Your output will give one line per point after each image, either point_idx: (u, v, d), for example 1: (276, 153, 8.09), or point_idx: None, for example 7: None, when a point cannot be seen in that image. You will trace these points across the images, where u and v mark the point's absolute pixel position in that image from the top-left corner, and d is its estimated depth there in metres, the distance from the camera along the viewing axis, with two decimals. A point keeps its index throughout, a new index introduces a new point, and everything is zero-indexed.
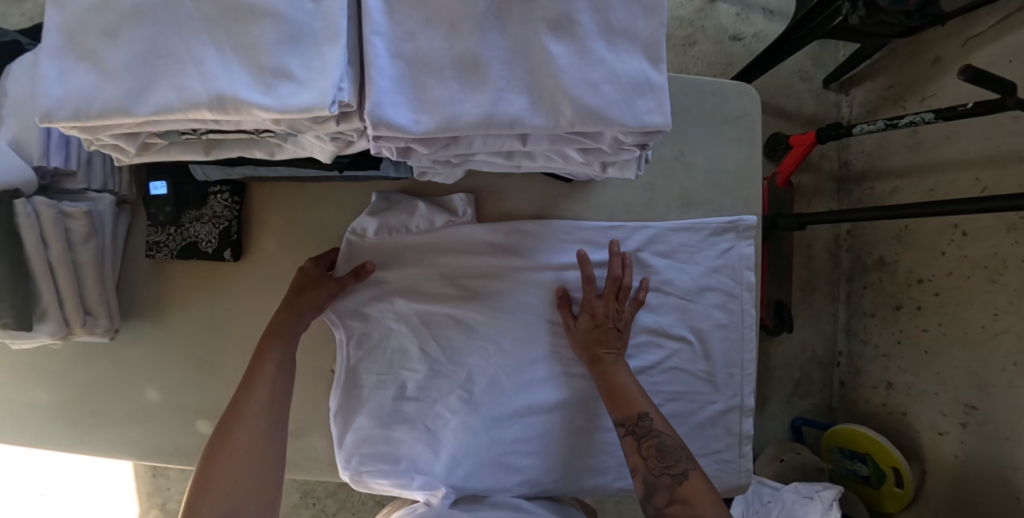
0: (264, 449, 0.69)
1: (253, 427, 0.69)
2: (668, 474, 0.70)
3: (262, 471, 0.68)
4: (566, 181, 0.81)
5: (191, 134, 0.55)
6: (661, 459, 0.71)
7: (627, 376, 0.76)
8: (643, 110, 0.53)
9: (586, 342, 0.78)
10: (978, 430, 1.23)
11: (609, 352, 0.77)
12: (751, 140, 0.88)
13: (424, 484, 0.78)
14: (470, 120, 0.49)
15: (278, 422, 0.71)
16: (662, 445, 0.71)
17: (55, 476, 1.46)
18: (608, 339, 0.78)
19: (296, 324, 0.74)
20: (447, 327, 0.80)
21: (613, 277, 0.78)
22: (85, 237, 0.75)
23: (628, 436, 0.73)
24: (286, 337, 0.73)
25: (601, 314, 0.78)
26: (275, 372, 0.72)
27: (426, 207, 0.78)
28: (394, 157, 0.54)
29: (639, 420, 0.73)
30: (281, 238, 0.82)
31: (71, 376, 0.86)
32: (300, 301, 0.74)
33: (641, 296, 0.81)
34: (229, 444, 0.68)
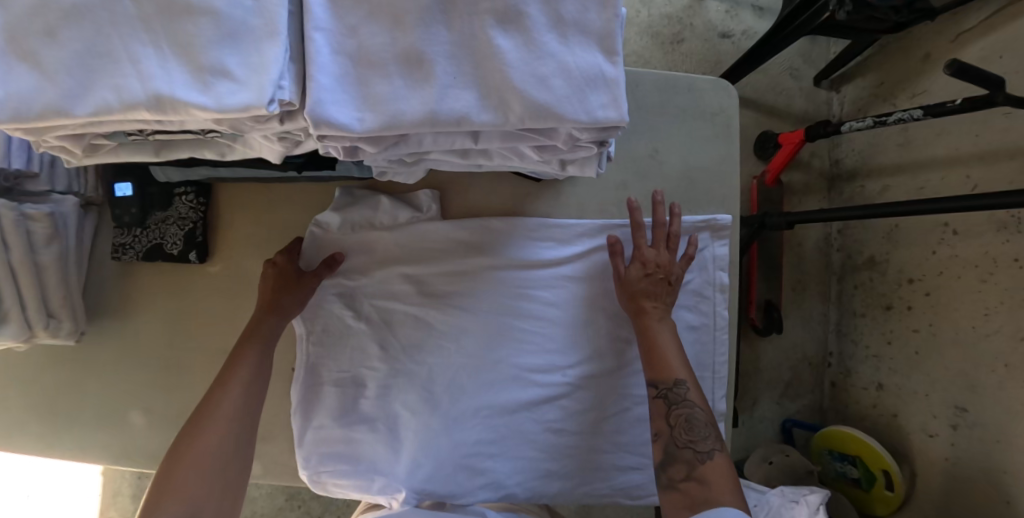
0: (234, 445, 0.66)
1: (225, 424, 0.66)
2: (692, 448, 0.70)
3: (229, 470, 0.65)
4: (536, 181, 0.79)
5: (138, 135, 0.54)
6: (688, 431, 0.71)
7: (667, 335, 0.76)
8: (596, 105, 0.52)
9: (634, 293, 0.77)
10: (967, 432, 1.21)
11: (656, 305, 0.77)
12: (727, 137, 0.86)
13: (384, 487, 0.79)
14: (415, 117, 0.48)
15: (251, 420, 0.69)
16: (692, 417, 0.72)
17: (42, 479, 1.46)
18: (657, 291, 0.78)
19: (276, 324, 0.73)
20: (411, 327, 0.79)
21: (662, 226, 0.80)
22: (48, 240, 0.74)
23: (658, 399, 0.74)
24: (264, 335, 0.72)
25: (653, 261, 0.78)
26: (256, 369, 0.70)
27: (389, 202, 0.78)
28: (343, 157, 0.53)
29: (673, 387, 0.73)
30: (248, 239, 0.81)
31: (37, 379, 0.85)
32: (282, 305, 0.73)
33: (689, 254, 0.81)
34: (200, 437, 0.64)
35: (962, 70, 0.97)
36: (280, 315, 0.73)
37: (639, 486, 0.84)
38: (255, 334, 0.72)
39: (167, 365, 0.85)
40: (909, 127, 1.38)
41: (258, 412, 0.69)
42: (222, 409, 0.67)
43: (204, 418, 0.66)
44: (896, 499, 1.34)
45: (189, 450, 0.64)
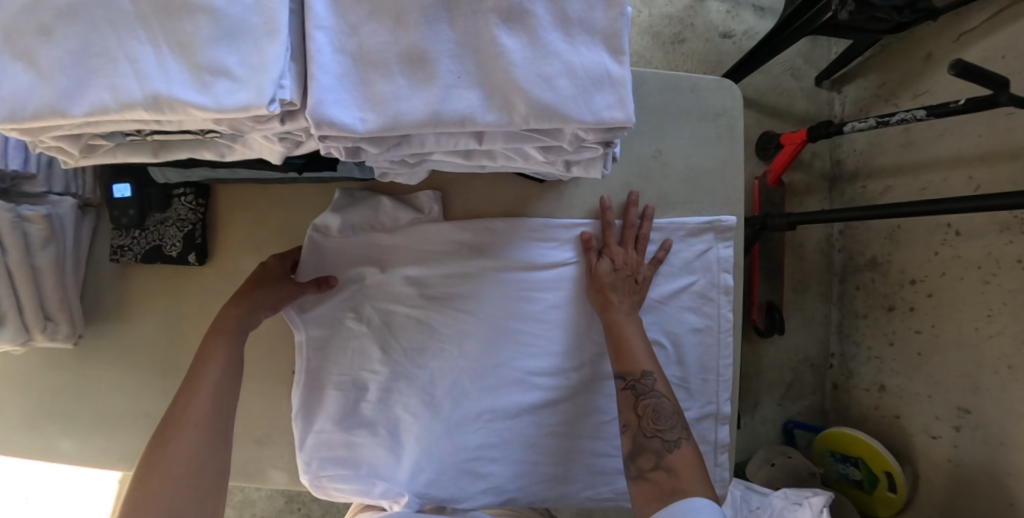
0: (208, 448, 0.62)
1: (197, 428, 0.62)
2: (660, 437, 0.69)
3: (206, 472, 0.61)
4: (538, 181, 0.79)
5: (136, 135, 0.52)
6: (656, 420, 0.70)
7: (636, 330, 0.75)
8: (602, 105, 0.51)
9: (601, 287, 0.77)
10: (970, 433, 1.21)
11: (624, 300, 0.77)
12: (732, 138, 0.86)
13: (386, 492, 0.77)
14: (417, 118, 0.48)
15: (225, 420, 0.65)
16: (659, 407, 0.71)
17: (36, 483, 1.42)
18: (624, 288, 0.78)
19: (245, 318, 0.70)
20: (412, 329, 0.77)
21: (631, 225, 0.81)
22: (45, 241, 0.73)
23: (626, 390, 0.73)
24: (232, 330, 0.69)
25: (621, 260, 0.78)
26: (224, 364, 0.67)
27: (391, 204, 0.77)
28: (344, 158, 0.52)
29: (641, 378, 0.72)
30: (247, 241, 0.80)
31: (31, 382, 0.84)
32: (255, 297, 0.71)
33: (660, 256, 0.82)
34: (171, 443, 0.60)
35: (966, 69, 0.96)
36: (245, 306, 0.70)
37: None
38: (217, 331, 0.68)
39: (166, 369, 0.84)
40: (911, 128, 1.37)
41: (231, 410, 0.65)
42: (192, 410, 0.63)
43: (173, 421, 0.62)
44: (899, 500, 1.34)
45: (160, 458, 0.60)
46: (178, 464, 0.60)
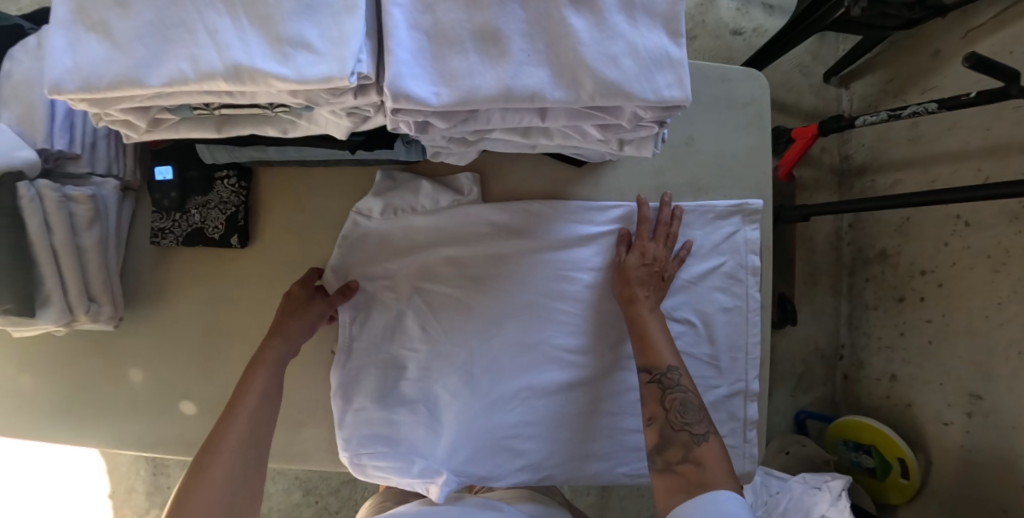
0: (241, 475, 0.66)
1: (232, 455, 0.66)
2: (687, 431, 0.69)
3: (236, 502, 0.65)
4: (577, 165, 0.81)
5: (204, 109, 0.52)
6: (682, 414, 0.70)
7: (659, 326, 0.75)
8: (663, 84, 0.54)
9: (628, 281, 0.77)
10: (982, 419, 1.24)
11: (649, 295, 0.77)
12: (761, 126, 0.88)
13: (423, 471, 0.76)
14: (490, 92, 0.49)
15: (260, 448, 0.69)
16: (686, 402, 0.71)
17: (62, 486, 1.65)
18: (650, 283, 0.78)
19: (286, 348, 0.72)
20: (450, 307, 0.77)
21: (662, 222, 0.80)
22: (89, 222, 0.74)
23: (652, 384, 0.73)
24: (274, 362, 0.71)
25: (651, 255, 0.78)
26: (262, 395, 0.70)
27: (431, 186, 0.76)
28: (412, 133, 0.53)
29: (666, 372, 0.72)
30: (286, 224, 0.80)
31: (67, 367, 0.84)
32: (285, 327, 0.73)
33: (682, 256, 0.81)
34: (208, 467, 0.65)
35: (980, 62, 0.99)
36: (281, 338, 0.72)
37: None
38: (257, 362, 0.71)
39: (201, 353, 0.83)
40: (920, 122, 1.40)
41: (265, 438, 0.69)
42: (229, 438, 0.67)
43: (213, 447, 0.66)
44: (912, 486, 1.36)
45: (198, 486, 0.63)
46: (213, 494, 0.64)
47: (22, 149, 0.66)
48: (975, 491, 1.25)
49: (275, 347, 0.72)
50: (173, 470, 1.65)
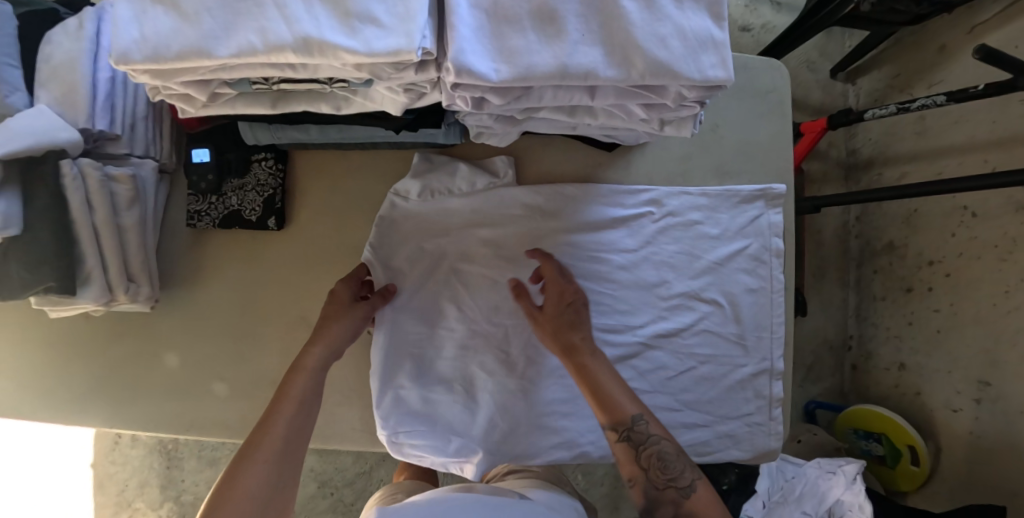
0: (274, 484, 0.65)
1: (265, 464, 0.65)
2: (673, 488, 0.69)
3: (266, 511, 0.64)
4: (608, 149, 0.83)
5: (263, 83, 0.53)
6: (664, 472, 0.69)
7: (606, 369, 0.72)
8: (707, 65, 0.56)
9: (555, 334, 0.74)
10: (990, 406, 1.26)
11: (582, 337, 0.73)
12: (782, 114, 0.90)
13: (460, 449, 0.78)
14: (547, 69, 0.51)
15: (293, 457, 0.67)
16: (663, 454, 0.70)
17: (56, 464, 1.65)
18: (572, 324, 0.74)
19: (325, 356, 0.72)
20: (486, 286, 0.79)
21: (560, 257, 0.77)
22: (130, 202, 0.75)
23: (622, 442, 0.70)
24: (311, 370, 0.71)
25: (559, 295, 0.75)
26: (299, 403, 0.69)
27: (467, 168, 0.79)
28: (467, 110, 0.55)
29: (634, 428, 0.70)
30: (322, 206, 0.81)
31: (107, 348, 0.86)
32: (329, 333, 0.72)
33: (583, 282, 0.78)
34: (241, 475, 0.63)
35: (989, 54, 1.03)
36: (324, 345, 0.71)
37: (704, 443, 0.85)
38: (300, 368, 0.71)
39: (237, 336, 0.84)
40: (926, 116, 1.43)
41: (299, 447, 0.68)
42: (265, 445, 0.66)
43: (247, 454, 0.65)
44: (921, 474, 1.40)
45: (230, 492, 0.62)
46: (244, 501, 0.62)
47: (63, 131, 0.66)
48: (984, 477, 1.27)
49: (319, 355, 0.72)
50: (185, 463, 1.67)
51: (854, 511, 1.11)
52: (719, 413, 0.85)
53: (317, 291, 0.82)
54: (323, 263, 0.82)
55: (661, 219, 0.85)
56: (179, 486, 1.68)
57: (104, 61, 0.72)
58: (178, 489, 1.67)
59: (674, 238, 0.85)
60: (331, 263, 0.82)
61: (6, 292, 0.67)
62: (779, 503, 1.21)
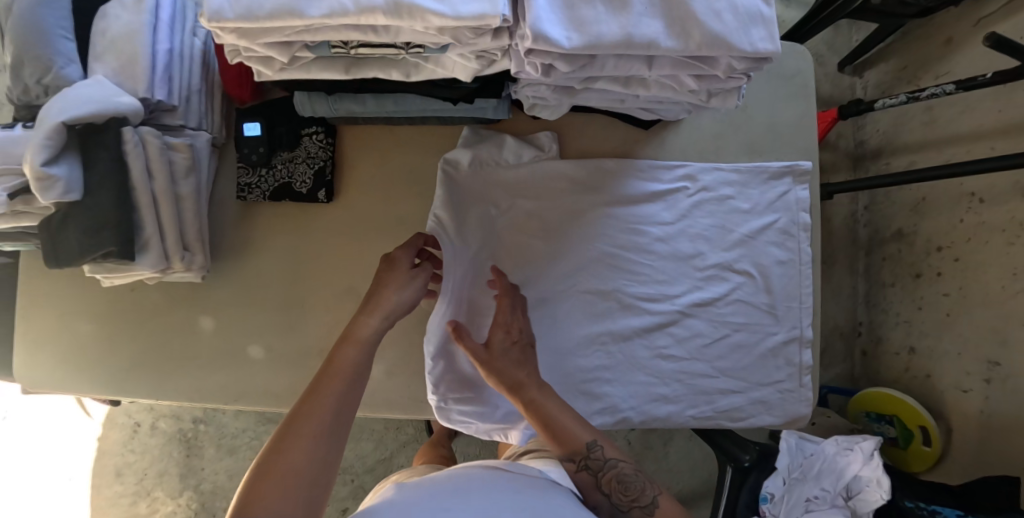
0: (324, 458, 0.59)
1: (315, 435, 0.60)
2: (637, 507, 0.70)
3: (316, 487, 0.57)
4: (645, 127, 0.87)
5: (342, 47, 0.57)
6: (626, 492, 0.71)
7: (556, 402, 0.74)
8: (757, 38, 0.60)
9: (507, 369, 0.74)
10: (1001, 385, 1.25)
11: (528, 373, 0.75)
12: (807, 96, 0.93)
13: (506, 415, 0.84)
14: (614, 39, 0.55)
15: (343, 432, 0.62)
16: (622, 475, 0.71)
17: (60, 456, 1.60)
18: (524, 359, 0.76)
19: (379, 326, 0.70)
20: (533, 255, 0.84)
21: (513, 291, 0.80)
22: (187, 171, 0.77)
23: (582, 471, 0.72)
24: (362, 340, 0.68)
25: (512, 327, 0.77)
26: (350, 375, 0.65)
27: (515, 141, 0.84)
28: (536, 77, 0.59)
29: (589, 453, 0.72)
30: (372, 179, 0.84)
31: (151, 321, 0.88)
32: (386, 303, 0.71)
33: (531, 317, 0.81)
34: (289, 448, 0.58)
35: (1000, 42, 1.04)
36: (381, 314, 0.69)
37: (738, 409, 0.89)
38: (353, 337, 0.68)
39: (286, 306, 0.86)
40: (933, 107, 1.44)
41: (348, 422, 0.63)
42: (315, 417, 0.61)
43: (295, 426, 0.60)
44: (933, 454, 1.39)
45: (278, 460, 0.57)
46: (293, 470, 0.57)
47: (122, 97, 0.69)
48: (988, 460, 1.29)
49: (373, 324, 0.70)
50: (206, 450, 1.59)
51: (873, 486, 1.13)
52: (753, 380, 0.89)
53: (366, 261, 0.85)
54: (372, 234, 0.84)
55: (696, 193, 0.88)
56: (199, 475, 1.59)
57: (163, 34, 0.75)
58: (198, 478, 1.59)
59: (708, 212, 0.88)
60: (380, 234, 0.84)
61: (68, 257, 0.69)
62: (798, 480, 1.20)
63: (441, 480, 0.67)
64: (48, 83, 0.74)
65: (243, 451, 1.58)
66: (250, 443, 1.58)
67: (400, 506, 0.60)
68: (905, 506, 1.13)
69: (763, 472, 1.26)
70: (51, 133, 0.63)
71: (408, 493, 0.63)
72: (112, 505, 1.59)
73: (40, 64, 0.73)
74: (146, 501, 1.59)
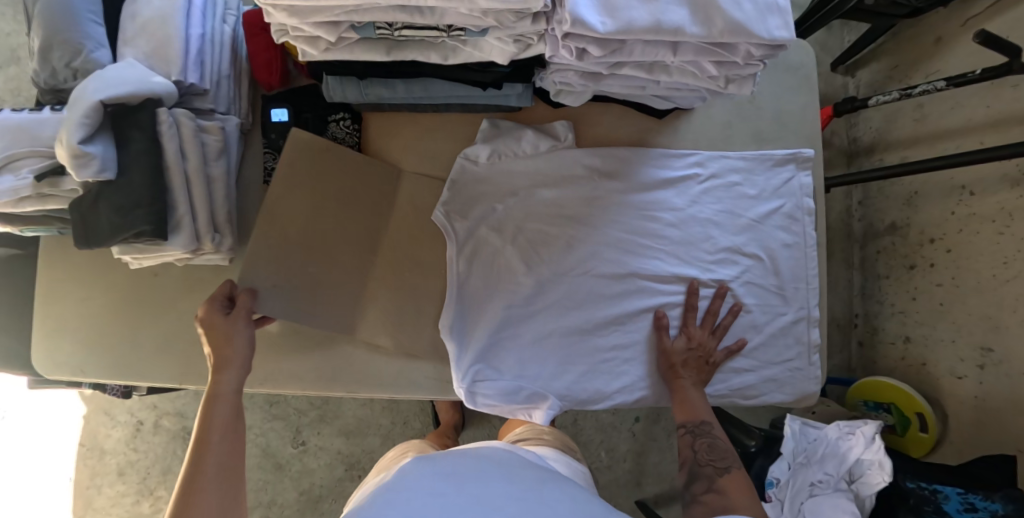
0: (225, 505, 0.64)
1: (208, 489, 0.64)
2: (711, 466, 0.79)
3: None
4: (656, 117, 0.92)
5: (386, 29, 0.59)
6: (709, 453, 0.81)
7: (697, 394, 0.86)
8: (774, 26, 0.64)
9: (674, 360, 0.87)
10: (994, 370, 1.25)
11: (692, 373, 0.87)
12: (809, 87, 0.97)
13: (531, 396, 0.86)
14: (644, 24, 0.59)
15: (236, 480, 0.67)
16: (714, 445, 0.81)
17: (58, 456, 1.57)
18: (693, 364, 0.88)
19: (237, 378, 0.75)
20: (553, 243, 0.87)
21: (714, 314, 0.89)
22: (218, 154, 0.80)
23: (686, 434, 0.84)
24: (227, 394, 0.73)
25: (697, 340, 0.88)
26: (224, 428, 0.70)
27: (534, 133, 0.86)
28: (570, 60, 0.63)
29: (700, 425, 0.84)
30: (303, 179, 0.83)
31: (174, 307, 0.90)
32: (231, 361, 0.75)
33: (733, 349, 0.90)
34: (192, 506, 0.62)
35: (988, 39, 1.05)
36: (234, 368, 0.74)
37: (752, 387, 0.93)
38: (211, 397, 0.72)
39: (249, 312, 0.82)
40: (924, 103, 1.48)
41: (241, 470, 0.68)
42: (207, 473, 0.66)
43: (188, 488, 0.64)
44: (929, 440, 1.38)
45: None
46: None
47: (157, 79, 0.72)
48: (977, 443, 1.30)
49: (229, 386, 0.74)
50: None
51: (875, 469, 1.14)
52: (764, 359, 0.93)
53: (332, 258, 0.86)
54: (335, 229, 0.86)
55: (706, 180, 0.92)
56: None
57: (196, 19, 0.78)
58: None
59: (718, 198, 0.92)
60: (348, 228, 0.87)
61: (101, 237, 0.71)
62: (803, 465, 1.21)
63: (452, 461, 0.72)
64: (77, 66, 0.75)
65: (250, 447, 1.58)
66: (256, 440, 1.58)
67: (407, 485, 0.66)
68: (907, 487, 1.13)
69: (770, 456, 1.30)
70: (88, 111, 0.66)
71: (419, 472, 0.70)
72: (115, 505, 1.57)
73: (69, 47, 0.74)
74: (149, 500, 1.57)
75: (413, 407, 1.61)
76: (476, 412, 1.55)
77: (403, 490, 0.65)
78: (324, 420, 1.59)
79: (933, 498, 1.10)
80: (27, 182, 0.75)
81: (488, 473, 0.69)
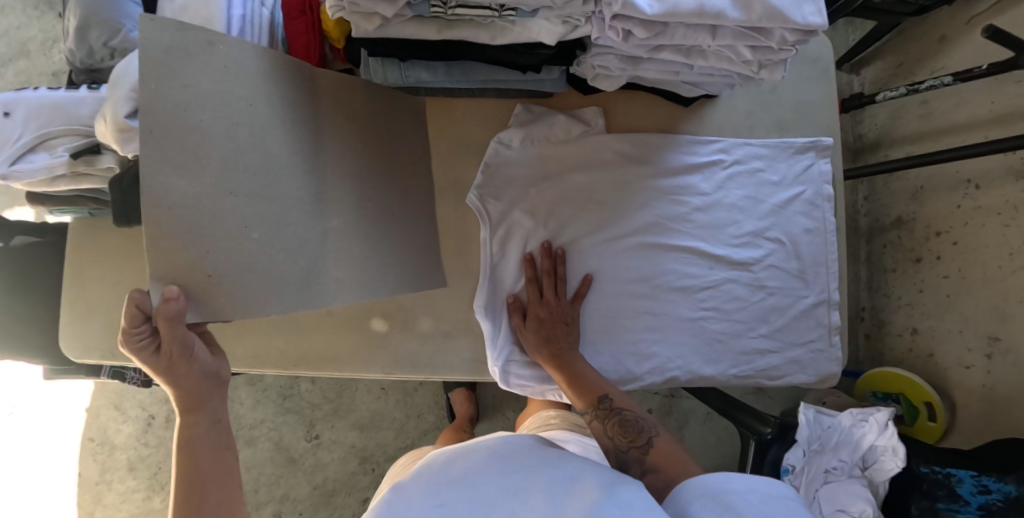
0: None
1: None
2: (634, 447, 0.77)
3: None
4: (685, 105, 0.94)
5: (440, 8, 0.61)
6: (626, 433, 0.79)
7: (582, 363, 0.86)
8: (808, 12, 0.66)
9: (540, 343, 0.86)
10: (1002, 359, 1.28)
11: (562, 346, 0.86)
12: (828, 77, 0.99)
13: None
14: (688, 8, 0.62)
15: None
16: (625, 420, 0.80)
17: (67, 450, 1.56)
18: (557, 333, 0.87)
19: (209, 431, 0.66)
20: (583, 226, 0.89)
21: (548, 273, 0.87)
22: None
23: (595, 420, 0.82)
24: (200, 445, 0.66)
25: (546, 312, 0.87)
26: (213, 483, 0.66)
27: (566, 118, 0.89)
28: (613, 40, 0.66)
29: (600, 403, 0.82)
30: (216, 99, 0.63)
31: None
32: (206, 406, 0.66)
33: (582, 292, 0.88)
34: None
35: (997, 33, 1.08)
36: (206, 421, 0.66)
37: (776, 368, 0.95)
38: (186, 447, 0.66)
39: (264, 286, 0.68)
40: (929, 100, 1.52)
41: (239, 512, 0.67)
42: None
43: None
44: (938, 429, 1.41)
45: None
46: None
47: None
48: (986, 431, 1.32)
49: (201, 429, 0.66)
50: None
51: (888, 455, 1.15)
52: (787, 341, 0.95)
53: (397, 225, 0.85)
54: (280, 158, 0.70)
55: (730, 166, 0.94)
56: None
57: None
58: None
59: (741, 184, 0.94)
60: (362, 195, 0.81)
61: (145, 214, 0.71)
62: (817, 452, 1.23)
63: (450, 464, 0.71)
64: (115, 45, 0.76)
65: (262, 441, 1.57)
66: (270, 433, 1.57)
67: (414, 500, 0.66)
68: (919, 472, 1.13)
69: (784, 445, 1.31)
70: (136, 87, 0.66)
71: (421, 483, 0.69)
72: (125, 500, 1.56)
73: (108, 27, 0.75)
74: (160, 496, 1.57)
75: (427, 400, 1.62)
76: (489, 404, 1.56)
77: (413, 506, 0.65)
78: (338, 414, 1.59)
79: (946, 482, 1.09)
80: (62, 160, 0.75)
81: (489, 470, 0.68)
